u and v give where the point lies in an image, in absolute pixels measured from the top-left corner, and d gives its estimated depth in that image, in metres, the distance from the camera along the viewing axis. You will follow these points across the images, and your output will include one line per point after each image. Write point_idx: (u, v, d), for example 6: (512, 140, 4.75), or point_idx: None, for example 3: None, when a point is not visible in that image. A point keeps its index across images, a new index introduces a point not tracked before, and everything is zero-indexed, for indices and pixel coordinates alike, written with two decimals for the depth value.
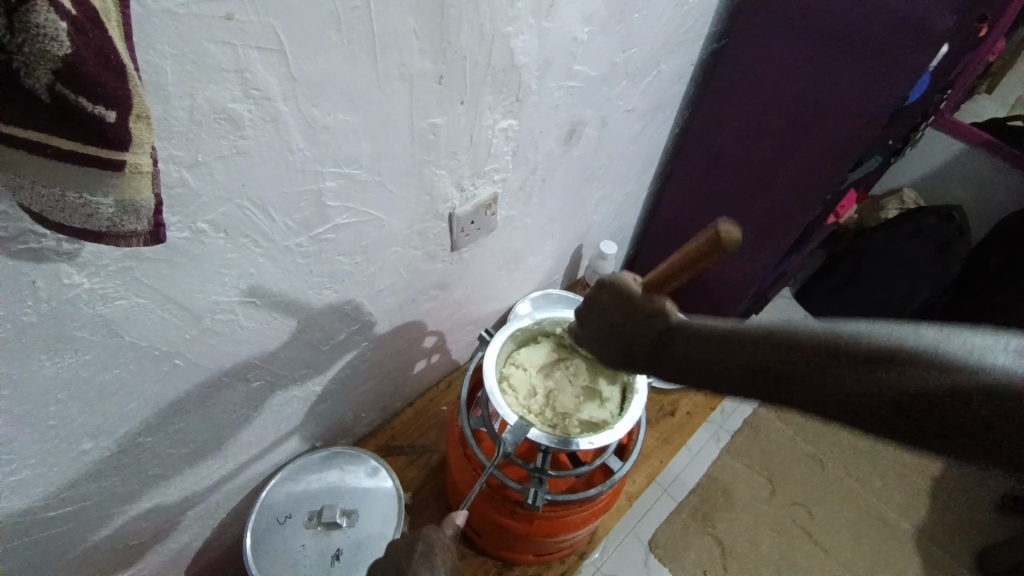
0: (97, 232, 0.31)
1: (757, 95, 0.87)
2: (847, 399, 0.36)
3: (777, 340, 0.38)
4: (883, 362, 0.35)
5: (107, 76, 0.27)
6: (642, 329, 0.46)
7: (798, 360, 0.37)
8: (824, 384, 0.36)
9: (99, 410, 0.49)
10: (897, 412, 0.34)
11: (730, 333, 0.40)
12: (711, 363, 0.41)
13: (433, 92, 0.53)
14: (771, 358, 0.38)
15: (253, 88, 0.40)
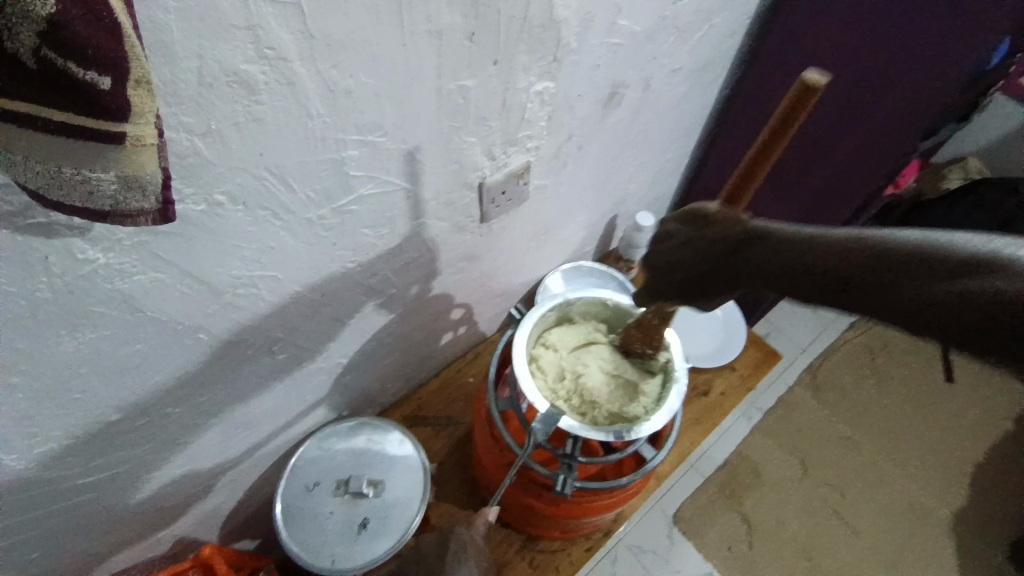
0: (100, 210, 0.29)
1: (821, 57, 0.78)
2: (909, 309, 0.36)
3: (842, 245, 0.39)
4: (947, 267, 0.34)
5: (100, 40, 0.24)
6: (701, 247, 0.47)
7: (860, 271, 0.38)
8: (889, 293, 0.36)
9: (124, 383, 0.49)
10: (907, 309, 0.35)
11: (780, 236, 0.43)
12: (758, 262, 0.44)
13: (463, 50, 0.48)
14: (834, 271, 0.39)
15: (267, 47, 0.36)
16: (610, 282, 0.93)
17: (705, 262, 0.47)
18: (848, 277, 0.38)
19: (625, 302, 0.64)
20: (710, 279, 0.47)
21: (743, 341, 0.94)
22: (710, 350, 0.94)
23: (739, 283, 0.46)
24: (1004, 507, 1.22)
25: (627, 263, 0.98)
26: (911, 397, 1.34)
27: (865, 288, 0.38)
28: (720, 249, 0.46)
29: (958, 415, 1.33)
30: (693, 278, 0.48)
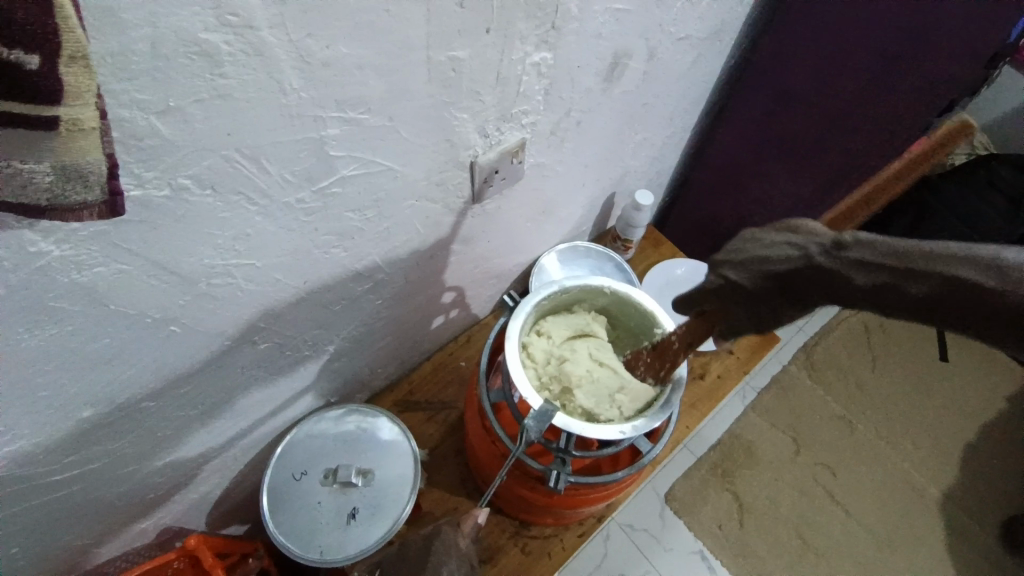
0: (37, 204, 0.25)
1: (842, 23, 0.74)
2: (949, 291, 0.40)
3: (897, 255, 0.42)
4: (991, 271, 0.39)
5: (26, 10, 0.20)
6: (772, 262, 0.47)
7: (924, 270, 0.41)
8: (950, 294, 0.40)
9: (94, 380, 0.45)
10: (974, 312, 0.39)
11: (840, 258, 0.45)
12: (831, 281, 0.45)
13: (454, 17, 0.43)
14: (899, 268, 0.42)
15: (229, 13, 0.32)
16: (608, 266, 0.90)
17: (766, 264, 0.48)
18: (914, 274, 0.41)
19: (625, 289, 0.61)
20: (770, 285, 0.48)
21: None
22: None
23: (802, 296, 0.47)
24: (991, 484, 1.24)
25: (625, 243, 0.95)
26: (905, 376, 1.34)
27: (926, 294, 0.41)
28: (782, 251, 0.48)
29: (950, 394, 1.33)
30: (761, 288, 0.48)
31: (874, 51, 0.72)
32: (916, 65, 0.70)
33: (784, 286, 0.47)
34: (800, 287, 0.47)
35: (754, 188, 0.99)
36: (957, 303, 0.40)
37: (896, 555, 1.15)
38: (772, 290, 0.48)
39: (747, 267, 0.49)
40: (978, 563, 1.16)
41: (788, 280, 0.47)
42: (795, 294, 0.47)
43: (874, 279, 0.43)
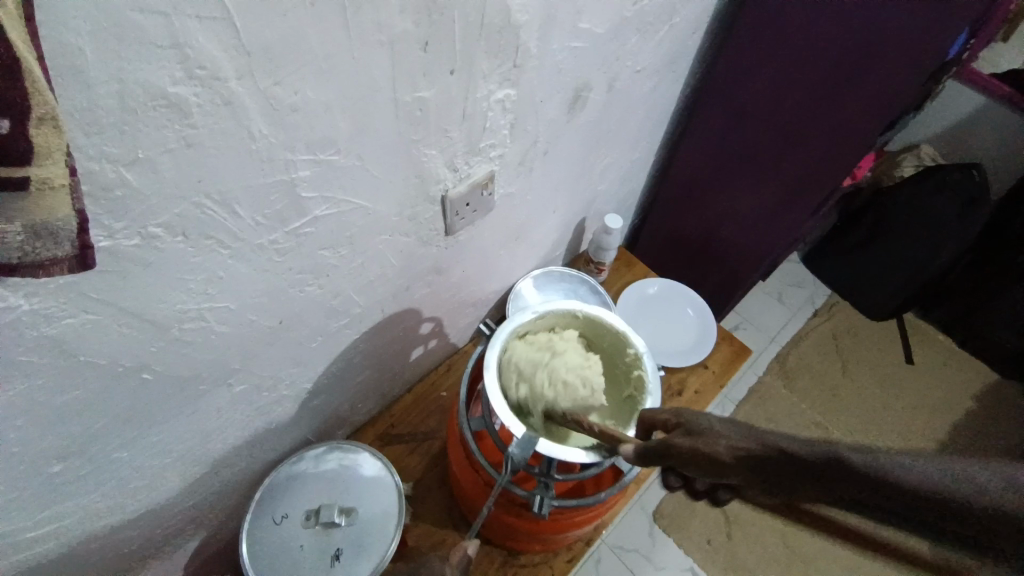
0: (7, 263, 0.25)
1: (790, 43, 0.78)
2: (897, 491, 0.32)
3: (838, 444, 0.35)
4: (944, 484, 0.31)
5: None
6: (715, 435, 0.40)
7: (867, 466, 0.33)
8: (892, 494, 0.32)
9: (64, 433, 0.44)
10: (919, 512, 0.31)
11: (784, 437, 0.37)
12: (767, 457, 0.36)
13: (418, 59, 0.45)
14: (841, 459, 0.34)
15: (197, 67, 0.33)
16: (582, 289, 0.92)
17: (742, 432, 0.39)
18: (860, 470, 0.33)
19: (597, 312, 0.62)
20: (744, 454, 0.37)
21: (714, 338, 0.94)
22: (685, 349, 0.94)
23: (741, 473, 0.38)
24: None
25: (598, 265, 0.97)
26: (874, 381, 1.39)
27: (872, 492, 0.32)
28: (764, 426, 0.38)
29: (919, 395, 1.38)
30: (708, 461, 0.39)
31: (819, 72, 0.77)
32: (857, 87, 0.74)
33: (763, 459, 0.36)
34: (780, 468, 0.36)
35: (718, 205, 1.02)
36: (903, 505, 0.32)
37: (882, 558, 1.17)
38: (749, 459, 0.37)
39: (725, 428, 0.40)
40: None
41: (770, 451, 0.36)
42: (772, 474, 0.36)
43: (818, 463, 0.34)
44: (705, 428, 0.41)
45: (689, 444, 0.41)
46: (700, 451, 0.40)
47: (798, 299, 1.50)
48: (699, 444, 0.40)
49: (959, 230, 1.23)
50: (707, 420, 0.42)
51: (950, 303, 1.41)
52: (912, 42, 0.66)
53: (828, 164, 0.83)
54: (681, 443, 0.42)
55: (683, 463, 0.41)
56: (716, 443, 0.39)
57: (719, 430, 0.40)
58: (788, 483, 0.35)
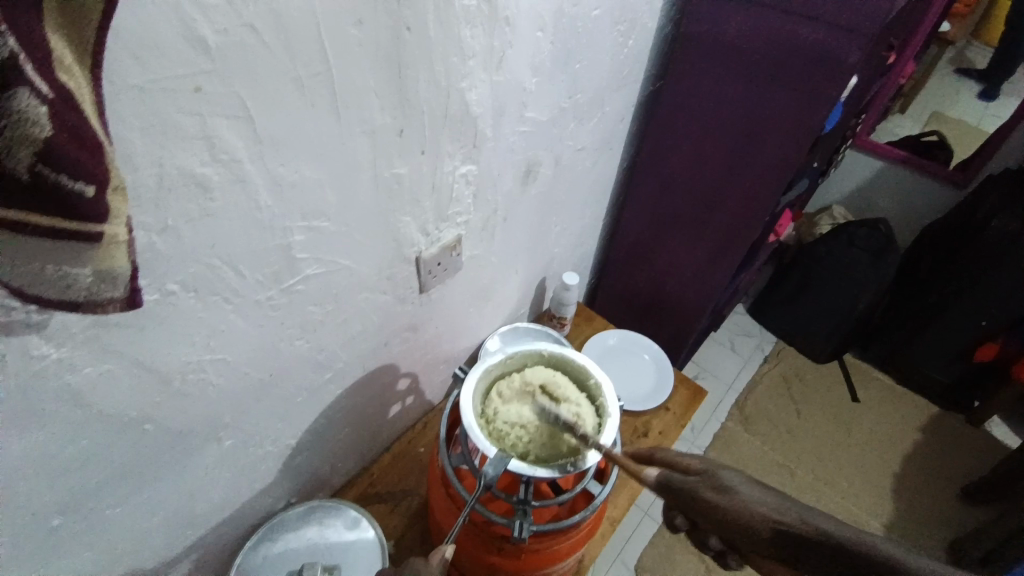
0: (74, 302, 0.31)
1: (697, 125, 0.93)
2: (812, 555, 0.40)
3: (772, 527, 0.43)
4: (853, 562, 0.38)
5: (83, 153, 0.27)
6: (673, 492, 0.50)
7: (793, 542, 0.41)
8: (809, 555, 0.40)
9: (67, 485, 0.47)
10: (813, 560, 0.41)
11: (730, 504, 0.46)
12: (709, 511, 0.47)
13: (394, 143, 0.55)
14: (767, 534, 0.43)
15: (221, 152, 0.42)
16: (548, 338, 0.97)
17: (804, 516, 0.42)
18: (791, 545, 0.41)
19: (559, 349, 0.70)
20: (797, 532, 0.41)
21: (672, 380, 1.01)
22: (645, 394, 1.01)
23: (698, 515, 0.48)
24: (926, 511, 1.33)
25: (560, 320, 1.06)
26: (829, 420, 1.47)
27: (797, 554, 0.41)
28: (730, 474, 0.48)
29: (872, 430, 1.46)
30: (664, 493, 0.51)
31: (725, 147, 0.92)
32: (757, 156, 0.89)
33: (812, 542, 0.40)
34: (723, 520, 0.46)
35: (661, 262, 1.14)
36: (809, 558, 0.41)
37: None
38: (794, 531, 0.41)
39: (778, 502, 0.44)
40: None
41: (825, 544, 0.39)
42: (833, 563, 0.39)
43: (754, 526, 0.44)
44: (752, 495, 0.45)
45: (749, 517, 0.44)
46: (761, 527, 0.43)
47: (748, 347, 1.62)
48: (758, 517, 0.43)
49: (875, 276, 1.40)
50: (740, 489, 0.46)
51: (881, 345, 1.55)
52: (794, 114, 0.82)
53: (743, 221, 0.97)
54: (729, 505, 0.45)
55: (735, 530, 0.45)
56: (773, 514, 0.43)
57: (769, 503, 0.44)
58: (840, 570, 0.39)
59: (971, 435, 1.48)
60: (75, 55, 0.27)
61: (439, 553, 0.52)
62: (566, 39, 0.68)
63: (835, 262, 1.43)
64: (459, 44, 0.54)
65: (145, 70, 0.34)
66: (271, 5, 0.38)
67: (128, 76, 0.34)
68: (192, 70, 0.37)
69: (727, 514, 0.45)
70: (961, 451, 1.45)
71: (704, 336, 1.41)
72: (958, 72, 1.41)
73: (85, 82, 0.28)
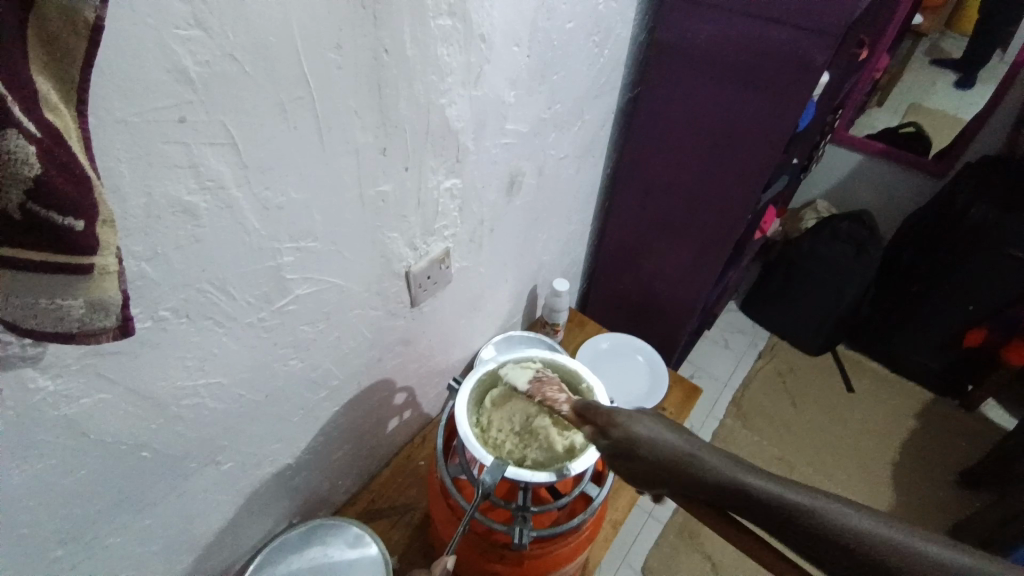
0: (67, 333, 0.32)
1: (675, 129, 0.95)
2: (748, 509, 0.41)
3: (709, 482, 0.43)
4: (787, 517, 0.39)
5: (72, 186, 0.28)
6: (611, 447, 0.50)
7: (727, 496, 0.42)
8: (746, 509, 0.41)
9: (67, 515, 0.47)
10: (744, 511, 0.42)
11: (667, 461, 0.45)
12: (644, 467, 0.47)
13: (377, 162, 0.56)
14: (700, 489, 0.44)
15: (207, 179, 0.43)
16: (541, 345, 0.98)
17: (710, 459, 0.44)
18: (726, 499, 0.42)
19: (549, 355, 0.70)
20: (704, 475, 0.43)
21: (666, 380, 1.02)
22: (641, 395, 1.02)
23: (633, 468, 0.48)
24: (927, 497, 1.34)
25: (553, 327, 1.06)
26: (825, 412, 1.49)
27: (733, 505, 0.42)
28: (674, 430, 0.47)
29: (868, 419, 1.48)
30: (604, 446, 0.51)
31: (704, 149, 0.94)
32: (735, 157, 0.91)
33: (716, 482, 0.43)
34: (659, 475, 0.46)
35: (648, 265, 1.16)
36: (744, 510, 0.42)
37: None
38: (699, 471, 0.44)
39: (683, 442, 0.46)
40: None
41: (727, 484, 0.42)
42: (733, 501, 0.42)
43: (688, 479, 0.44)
44: (662, 435, 0.47)
45: (660, 458, 0.45)
46: (671, 468, 0.45)
47: (742, 344, 1.63)
48: (669, 460, 0.45)
49: (861, 268, 1.42)
50: (652, 433, 0.47)
51: (871, 335, 1.57)
52: (767, 115, 0.84)
53: (725, 220, 0.99)
54: (643, 448, 0.47)
55: (648, 473, 0.46)
56: (682, 456, 0.45)
57: (675, 442, 0.46)
58: (735, 506, 0.42)
59: (967, 420, 1.49)
60: (58, 90, 0.28)
61: (441, 564, 0.53)
62: (542, 52, 0.70)
63: (821, 256, 1.45)
64: (437, 63, 0.56)
65: (130, 104, 0.35)
66: (252, 34, 0.39)
67: (113, 110, 0.35)
68: (175, 101, 0.38)
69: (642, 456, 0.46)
70: (959, 435, 1.46)
71: (696, 335, 1.43)
72: (936, 63, 1.44)
73: (69, 117, 0.29)
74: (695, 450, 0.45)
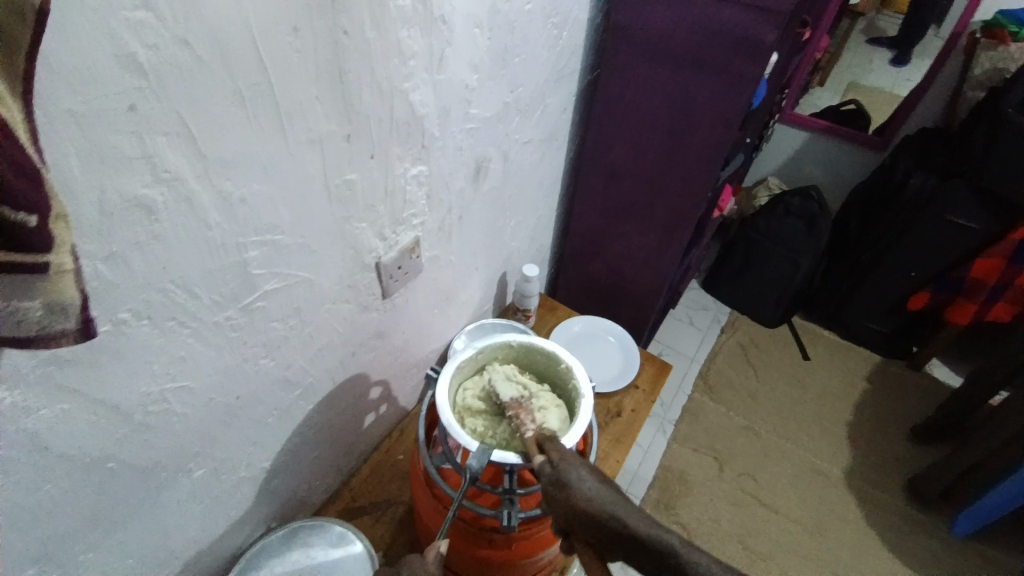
0: (26, 337, 0.30)
1: (636, 112, 0.96)
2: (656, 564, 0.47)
3: (629, 536, 0.48)
4: None
5: (21, 180, 0.26)
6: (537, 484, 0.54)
7: (644, 552, 0.47)
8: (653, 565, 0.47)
9: (32, 536, 0.45)
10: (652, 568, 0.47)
11: (590, 511, 0.49)
12: (566, 513, 0.51)
13: (343, 150, 0.55)
14: (617, 543, 0.48)
15: (163, 172, 0.40)
16: (514, 331, 0.99)
17: (631, 519, 0.48)
18: (640, 553, 0.47)
19: (527, 338, 0.70)
20: (624, 533, 0.48)
21: (637, 359, 1.05)
22: (614, 374, 1.04)
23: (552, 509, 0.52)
24: (881, 454, 1.42)
25: (524, 313, 1.07)
26: (784, 379, 1.56)
27: (643, 560, 0.48)
28: (601, 483, 0.51)
29: (823, 383, 1.56)
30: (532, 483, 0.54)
31: (663, 130, 0.96)
32: (695, 137, 0.93)
33: (635, 541, 0.47)
34: (583, 522, 0.50)
35: (614, 247, 1.18)
36: (652, 565, 0.47)
37: (831, 542, 1.25)
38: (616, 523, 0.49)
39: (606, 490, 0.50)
40: (896, 527, 1.29)
41: (642, 542, 0.47)
42: (633, 551, 0.48)
43: (606, 532, 0.49)
44: (588, 485, 0.51)
45: (575, 501, 0.50)
46: (583, 511, 0.50)
47: (705, 320, 1.69)
48: (584, 504, 0.50)
49: (813, 242, 1.50)
50: (581, 483, 0.51)
51: (823, 306, 1.65)
52: (724, 97, 0.87)
53: (686, 200, 1.02)
54: (571, 495, 0.50)
55: (573, 518, 0.50)
56: (601, 509, 0.49)
57: (599, 492, 0.50)
58: (645, 561, 0.47)
59: (914, 379, 1.59)
60: (0, 78, 0.26)
61: (434, 549, 0.53)
62: (503, 35, 0.70)
63: (776, 232, 1.52)
64: (399, 46, 0.55)
65: (75, 92, 0.33)
66: (203, 18, 0.38)
67: (59, 100, 0.32)
68: (125, 89, 0.35)
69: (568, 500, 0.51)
70: (907, 394, 1.56)
71: (663, 315, 1.47)
72: (872, 42, 1.50)
73: (16, 107, 0.27)
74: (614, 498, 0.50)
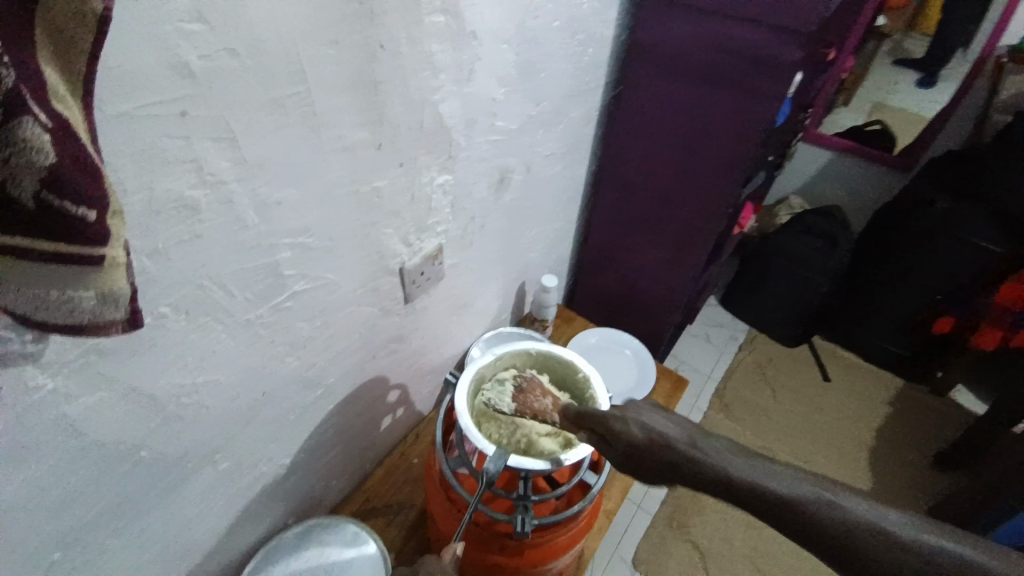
0: (78, 324, 0.32)
1: (657, 127, 0.97)
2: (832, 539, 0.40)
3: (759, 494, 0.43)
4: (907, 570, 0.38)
5: (81, 176, 0.28)
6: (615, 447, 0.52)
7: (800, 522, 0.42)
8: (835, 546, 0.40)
9: (65, 517, 0.47)
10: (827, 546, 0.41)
11: (678, 458, 0.48)
12: (652, 465, 0.49)
13: (373, 158, 0.57)
14: (748, 506, 0.44)
15: (208, 174, 0.43)
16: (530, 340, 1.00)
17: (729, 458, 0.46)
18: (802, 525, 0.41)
19: (545, 348, 0.72)
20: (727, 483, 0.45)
21: (653, 373, 1.05)
22: (630, 387, 1.04)
23: (635, 466, 0.50)
24: (901, 479, 1.39)
25: (542, 323, 1.08)
26: (802, 399, 1.54)
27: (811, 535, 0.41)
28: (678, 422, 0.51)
29: (842, 405, 1.53)
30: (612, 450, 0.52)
31: (683, 146, 0.97)
32: (715, 153, 0.94)
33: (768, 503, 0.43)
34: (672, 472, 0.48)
35: (632, 261, 1.18)
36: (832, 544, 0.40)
37: None
38: (799, 519, 0.42)
39: (804, 487, 0.43)
40: None
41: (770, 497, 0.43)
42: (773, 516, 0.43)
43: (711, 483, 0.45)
44: (776, 484, 0.43)
45: (660, 450, 0.49)
46: (669, 459, 0.48)
47: (723, 337, 1.68)
48: (668, 450, 0.48)
49: (832, 261, 1.48)
50: (659, 429, 0.50)
51: (843, 326, 1.63)
52: (745, 115, 0.87)
53: (704, 216, 1.02)
54: (648, 451, 0.49)
55: (656, 467, 0.49)
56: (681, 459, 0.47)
57: (793, 489, 0.43)
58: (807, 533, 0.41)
59: (937, 404, 1.56)
60: (64, 82, 0.28)
61: (450, 551, 0.54)
62: (529, 50, 0.71)
63: (796, 250, 1.51)
64: (430, 59, 0.57)
65: (131, 98, 0.35)
66: (250, 30, 0.40)
67: (115, 103, 0.35)
68: (177, 96, 0.38)
69: (676, 466, 0.47)
70: (930, 419, 1.52)
71: (679, 331, 1.46)
72: (897, 63, 1.47)
73: (77, 108, 0.29)
74: (821, 500, 0.42)
